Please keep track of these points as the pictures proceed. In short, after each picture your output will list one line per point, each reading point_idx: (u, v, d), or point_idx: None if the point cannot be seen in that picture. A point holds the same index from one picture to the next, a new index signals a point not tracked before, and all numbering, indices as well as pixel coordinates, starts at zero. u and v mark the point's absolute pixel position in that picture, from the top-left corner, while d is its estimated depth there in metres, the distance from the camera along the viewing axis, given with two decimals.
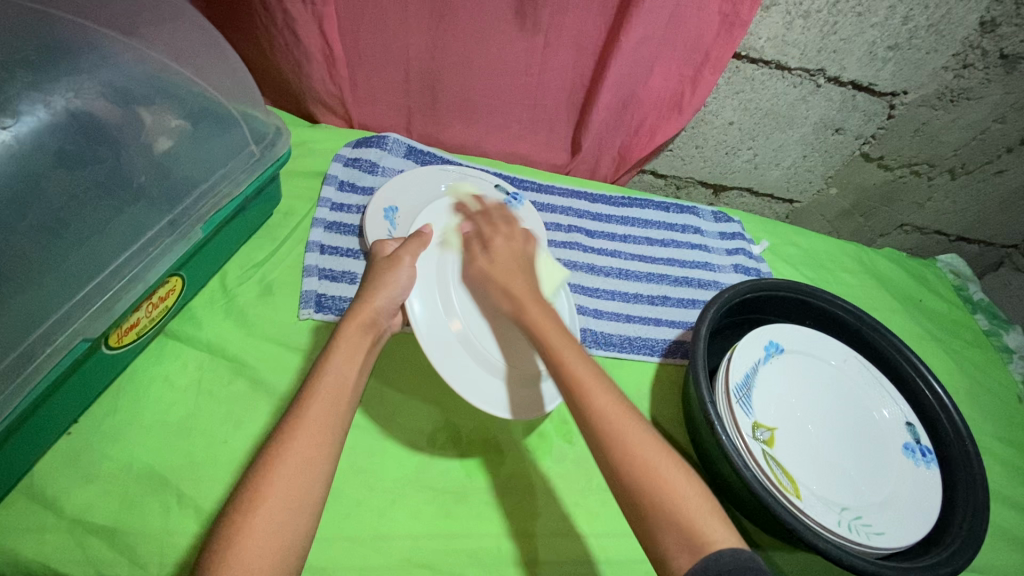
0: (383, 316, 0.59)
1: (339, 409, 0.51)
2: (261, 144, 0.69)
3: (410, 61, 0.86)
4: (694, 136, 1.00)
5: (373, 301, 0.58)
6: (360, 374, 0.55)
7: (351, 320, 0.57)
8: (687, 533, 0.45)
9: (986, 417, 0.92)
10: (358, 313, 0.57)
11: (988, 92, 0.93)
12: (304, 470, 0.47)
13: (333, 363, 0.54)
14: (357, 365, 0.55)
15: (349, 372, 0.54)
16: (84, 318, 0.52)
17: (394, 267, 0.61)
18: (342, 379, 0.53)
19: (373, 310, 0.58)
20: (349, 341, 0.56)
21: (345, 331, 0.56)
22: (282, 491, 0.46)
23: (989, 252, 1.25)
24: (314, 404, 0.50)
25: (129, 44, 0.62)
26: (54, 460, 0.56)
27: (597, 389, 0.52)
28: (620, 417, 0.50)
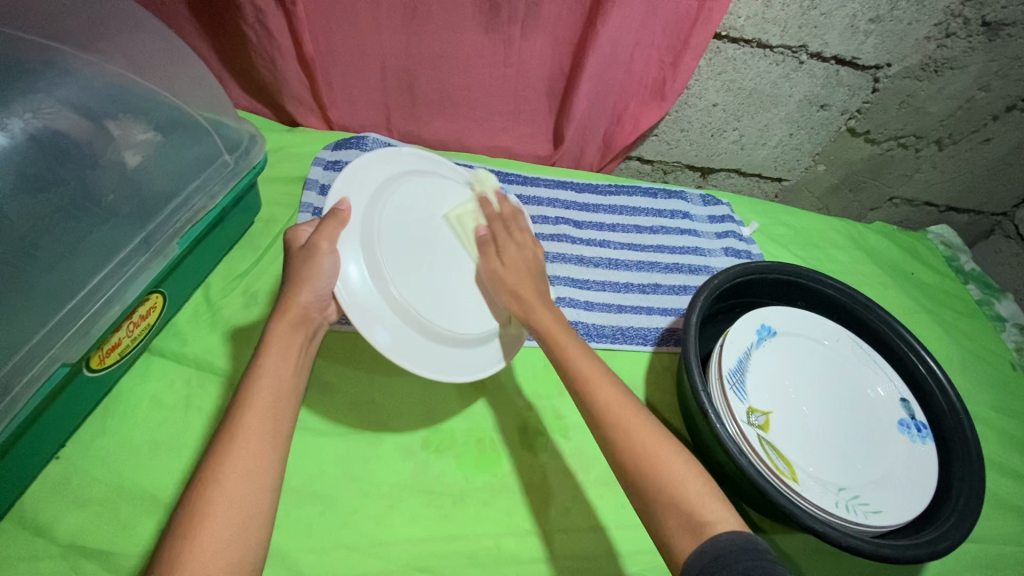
0: (313, 311, 0.56)
1: (278, 416, 0.50)
2: (235, 153, 0.68)
3: (386, 59, 0.84)
4: (678, 120, 0.99)
5: (297, 297, 0.55)
6: (297, 375, 0.53)
7: (282, 319, 0.55)
8: (686, 513, 0.44)
9: (980, 387, 0.92)
10: (285, 312, 0.55)
11: (972, 61, 0.92)
12: (249, 480, 0.46)
13: (265, 368, 0.52)
14: (292, 361, 0.54)
15: (285, 372, 0.52)
16: (61, 342, 0.51)
17: (312, 255, 0.55)
18: (280, 382, 0.52)
19: (302, 309, 0.55)
20: (281, 341, 0.54)
21: (275, 329, 0.54)
22: (228, 505, 0.44)
23: (980, 220, 1.24)
24: (250, 413, 0.49)
25: (87, 59, 0.62)
26: (43, 486, 0.55)
27: (602, 382, 0.53)
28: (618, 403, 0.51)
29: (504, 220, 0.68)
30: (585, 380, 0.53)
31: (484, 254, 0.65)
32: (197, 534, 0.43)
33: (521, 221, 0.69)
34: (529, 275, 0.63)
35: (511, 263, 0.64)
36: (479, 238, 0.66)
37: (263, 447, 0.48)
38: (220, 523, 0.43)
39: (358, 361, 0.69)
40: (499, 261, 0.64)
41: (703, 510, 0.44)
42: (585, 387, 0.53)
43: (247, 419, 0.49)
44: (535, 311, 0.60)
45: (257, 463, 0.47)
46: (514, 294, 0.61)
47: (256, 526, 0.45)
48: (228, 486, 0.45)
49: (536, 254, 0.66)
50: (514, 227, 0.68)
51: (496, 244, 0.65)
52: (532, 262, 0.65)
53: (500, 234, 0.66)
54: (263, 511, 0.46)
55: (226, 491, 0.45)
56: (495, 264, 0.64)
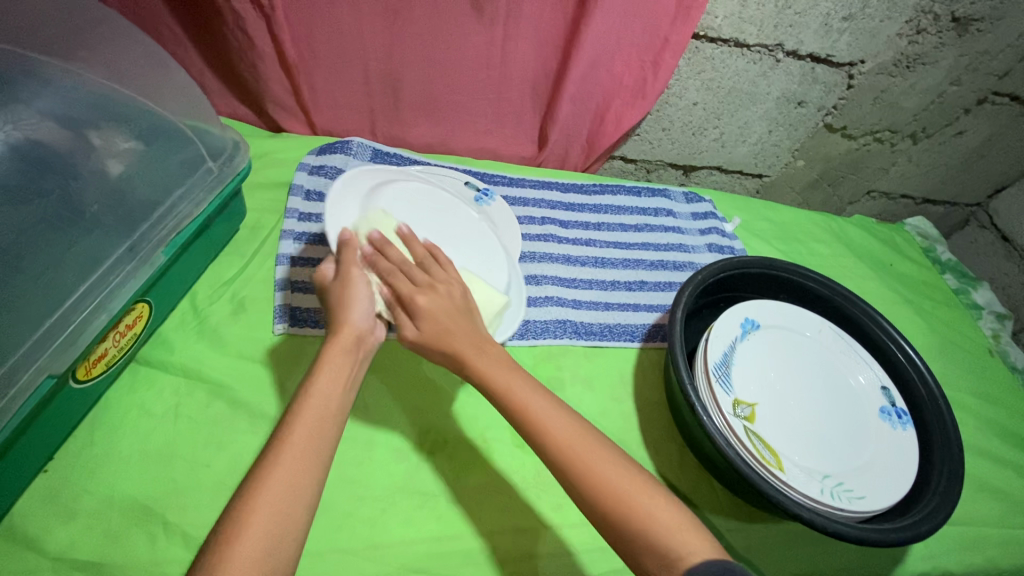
0: (364, 333, 0.55)
1: (324, 438, 0.49)
2: (218, 160, 0.67)
3: (369, 63, 0.84)
4: (660, 119, 1.00)
5: (346, 322, 0.54)
6: (347, 396, 0.53)
7: (334, 344, 0.54)
8: (664, 548, 0.46)
9: (959, 373, 0.95)
10: (340, 336, 0.54)
11: (943, 56, 0.94)
12: (292, 500, 0.45)
13: (319, 386, 0.51)
14: (339, 384, 0.52)
15: (333, 394, 0.51)
16: (47, 354, 0.51)
17: (347, 284, 0.55)
18: (327, 401, 0.51)
19: (354, 331, 0.54)
20: (332, 364, 0.53)
21: (326, 355, 0.53)
22: (265, 522, 0.43)
23: (955, 212, 1.28)
24: (297, 425, 0.49)
25: (67, 69, 0.63)
26: (31, 501, 0.54)
27: (551, 422, 0.52)
28: (570, 436, 0.51)
29: (400, 268, 0.56)
30: (529, 419, 0.52)
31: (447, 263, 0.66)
32: (237, 543, 0.42)
33: (425, 256, 0.59)
34: (456, 313, 0.55)
35: (429, 321, 0.54)
36: (388, 300, 0.56)
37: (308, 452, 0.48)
38: (262, 536, 0.43)
39: None
40: (412, 319, 0.54)
41: (677, 544, 0.46)
42: (536, 428, 0.52)
43: (295, 420, 0.49)
44: (470, 360, 0.54)
45: (301, 473, 0.46)
46: (448, 352, 0.54)
47: (291, 536, 0.44)
48: (265, 496, 0.45)
49: (456, 288, 0.57)
50: (420, 273, 0.56)
51: (403, 303, 0.55)
52: (455, 305, 0.56)
53: (400, 285, 0.55)
54: (299, 532, 0.45)
55: (264, 500, 0.44)
56: (405, 324, 0.54)
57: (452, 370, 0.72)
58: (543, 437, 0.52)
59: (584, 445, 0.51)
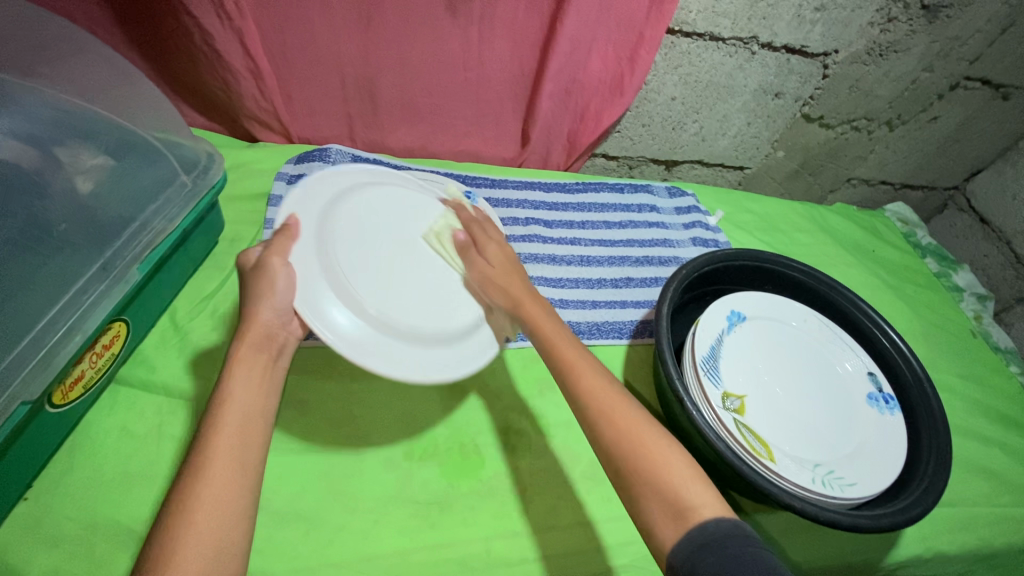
0: (275, 329, 0.55)
1: (246, 444, 0.47)
2: (192, 173, 0.66)
3: (344, 70, 0.83)
4: (640, 116, 1.00)
5: (258, 317, 0.53)
6: (265, 395, 0.51)
7: (245, 342, 0.52)
8: (673, 498, 0.45)
9: (942, 355, 0.96)
10: (246, 333, 0.53)
11: (914, 44, 0.96)
12: (220, 515, 0.43)
13: (231, 390, 0.49)
14: (258, 387, 0.51)
15: (252, 395, 0.50)
16: (21, 378, 0.49)
17: (264, 274, 0.55)
18: (246, 404, 0.49)
19: (263, 327, 0.54)
20: (243, 362, 0.51)
21: (235, 353, 0.52)
22: (197, 543, 0.41)
23: (933, 196, 1.30)
24: (219, 432, 0.47)
25: (26, 85, 0.61)
26: (9, 532, 0.52)
27: (588, 374, 0.53)
28: (614, 399, 0.51)
29: (477, 222, 0.70)
30: (569, 367, 0.54)
31: (468, 257, 0.66)
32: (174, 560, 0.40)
33: (490, 224, 0.71)
34: (511, 267, 0.65)
35: (496, 259, 0.65)
36: (459, 244, 0.67)
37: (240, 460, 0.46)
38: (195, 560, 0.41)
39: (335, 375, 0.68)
40: (479, 260, 0.65)
41: (690, 498, 0.45)
42: (570, 372, 0.53)
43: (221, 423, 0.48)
44: (529, 309, 0.59)
45: (226, 484, 0.44)
46: (510, 295, 0.61)
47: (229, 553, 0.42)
48: (195, 506, 0.43)
49: (509, 248, 0.68)
50: (489, 231, 0.69)
51: (478, 245, 0.67)
52: (512, 257, 0.66)
53: (479, 232, 0.68)
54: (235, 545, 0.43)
55: (196, 512, 0.43)
56: (479, 263, 0.65)
57: None
58: (580, 392, 0.52)
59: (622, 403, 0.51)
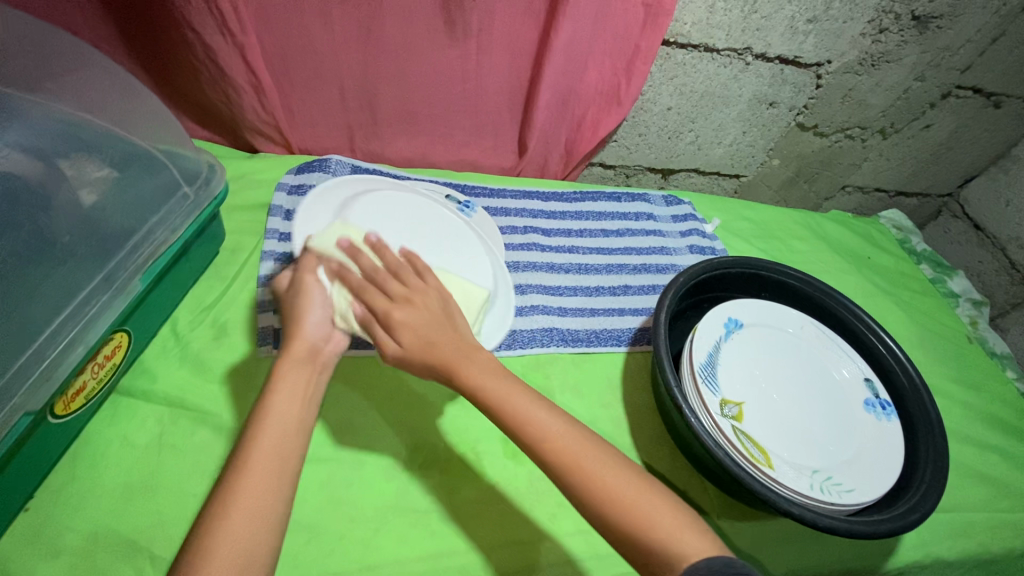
0: (318, 343, 0.56)
1: (285, 459, 0.50)
2: (194, 184, 0.67)
3: (344, 82, 0.84)
4: (636, 125, 1.01)
5: (301, 333, 0.55)
6: (305, 409, 0.53)
7: (288, 358, 0.54)
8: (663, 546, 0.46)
9: (939, 360, 0.97)
10: (291, 348, 0.55)
11: (905, 54, 0.97)
12: (258, 524, 0.46)
13: (275, 404, 0.52)
14: (300, 398, 0.53)
15: (292, 410, 0.52)
16: (24, 391, 0.50)
17: (303, 291, 0.57)
18: (287, 418, 0.51)
19: (306, 344, 0.56)
20: (288, 377, 0.53)
21: (280, 368, 0.54)
22: (230, 548, 0.44)
23: (928, 203, 1.31)
24: (261, 444, 0.49)
25: (33, 100, 0.63)
26: (11, 542, 0.52)
27: (560, 433, 0.52)
28: (565, 441, 0.51)
29: (374, 279, 0.56)
30: (539, 437, 0.52)
31: (377, 335, 0.54)
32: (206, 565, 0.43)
33: (399, 265, 0.57)
34: (441, 319, 0.55)
35: (407, 335, 0.53)
36: (361, 318, 0.55)
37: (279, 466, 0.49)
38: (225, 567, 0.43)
39: (335, 384, 0.69)
40: (390, 338, 0.53)
41: (680, 546, 0.46)
42: (536, 439, 0.52)
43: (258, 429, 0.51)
44: (462, 371, 0.53)
45: (264, 493, 0.47)
46: (439, 364, 0.53)
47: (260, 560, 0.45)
48: (234, 516, 0.45)
49: (433, 295, 0.56)
50: (393, 286, 0.55)
51: (381, 319, 0.54)
52: (437, 308, 0.56)
53: (375, 298, 0.55)
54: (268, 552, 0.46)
55: (234, 520, 0.45)
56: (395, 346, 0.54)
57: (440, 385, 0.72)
58: (555, 455, 0.51)
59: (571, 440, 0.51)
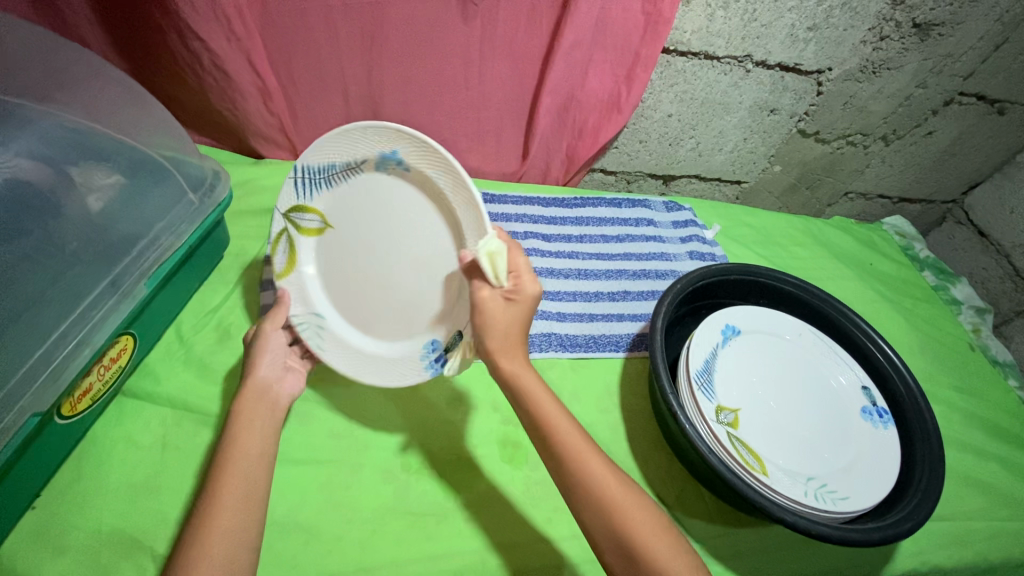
0: (273, 382, 0.60)
1: (255, 477, 0.51)
2: (199, 191, 0.69)
3: (348, 90, 0.86)
4: (637, 132, 1.02)
5: (255, 374, 0.59)
6: (264, 443, 0.54)
7: (244, 397, 0.57)
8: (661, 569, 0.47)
9: (940, 367, 0.96)
10: (246, 387, 0.58)
11: (906, 61, 0.97)
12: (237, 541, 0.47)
13: (238, 441, 0.53)
14: (256, 432, 0.54)
15: (250, 443, 0.53)
16: (31, 393, 0.51)
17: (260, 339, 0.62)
18: (250, 448, 0.53)
19: (262, 382, 0.58)
20: (246, 416, 0.55)
21: (239, 408, 0.56)
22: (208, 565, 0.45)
23: (932, 209, 1.31)
24: (230, 469, 0.51)
25: (43, 109, 0.64)
26: (18, 539, 0.54)
27: (570, 434, 0.53)
28: (587, 452, 0.52)
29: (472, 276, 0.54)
30: (547, 427, 0.53)
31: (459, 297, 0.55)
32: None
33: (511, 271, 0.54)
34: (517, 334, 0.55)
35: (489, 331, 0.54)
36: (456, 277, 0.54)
37: (251, 479, 0.51)
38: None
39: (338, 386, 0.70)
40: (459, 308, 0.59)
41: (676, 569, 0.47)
42: (550, 431, 0.53)
43: (240, 430, 0.54)
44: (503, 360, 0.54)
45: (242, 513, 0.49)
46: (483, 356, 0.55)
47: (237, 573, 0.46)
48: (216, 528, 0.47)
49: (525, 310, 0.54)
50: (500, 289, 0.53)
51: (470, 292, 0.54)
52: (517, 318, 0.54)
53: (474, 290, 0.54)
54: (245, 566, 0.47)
55: (211, 538, 0.47)
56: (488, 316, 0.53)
57: (438, 389, 0.73)
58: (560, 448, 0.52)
59: (613, 474, 0.52)
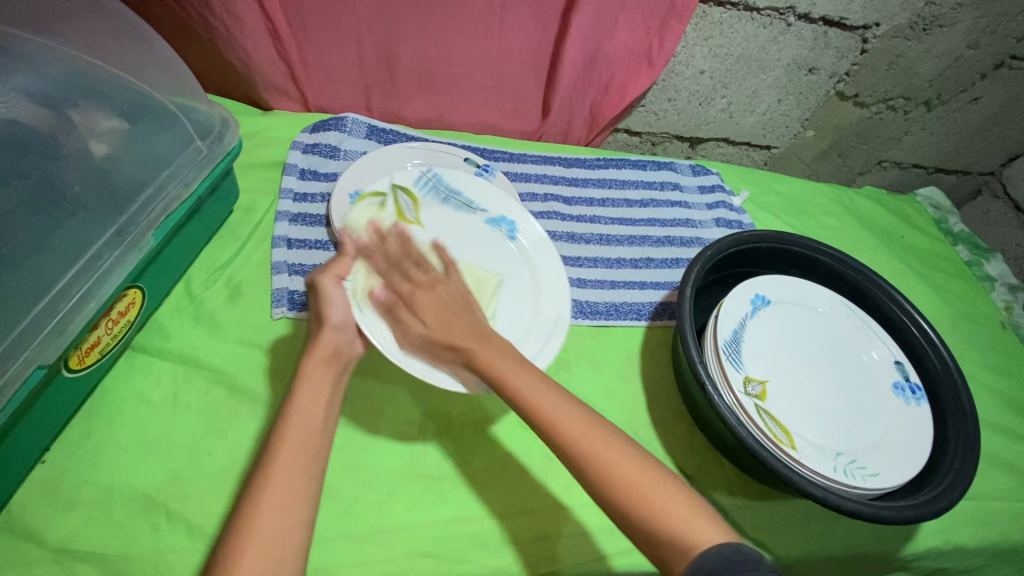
0: (343, 344, 0.57)
1: (315, 448, 0.50)
2: (207, 139, 0.65)
3: (362, 36, 0.80)
4: (666, 89, 0.96)
5: (323, 335, 0.56)
6: (331, 407, 0.53)
7: (313, 356, 0.55)
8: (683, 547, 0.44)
9: (970, 345, 0.93)
10: (315, 348, 0.55)
11: (960, 18, 0.91)
12: (289, 512, 0.45)
13: (300, 402, 0.52)
14: (325, 397, 0.53)
15: (316, 411, 0.52)
16: (36, 343, 0.49)
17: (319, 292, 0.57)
18: (311, 416, 0.51)
19: (329, 344, 0.56)
20: (314, 380, 0.53)
21: (307, 368, 0.54)
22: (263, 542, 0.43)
23: (968, 182, 1.25)
24: (285, 441, 0.49)
25: (42, 44, 0.61)
26: (29, 492, 0.53)
27: (584, 428, 0.50)
28: (630, 464, 0.49)
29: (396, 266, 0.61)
30: (555, 426, 0.51)
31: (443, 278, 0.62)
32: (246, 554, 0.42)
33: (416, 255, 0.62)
34: (452, 305, 0.59)
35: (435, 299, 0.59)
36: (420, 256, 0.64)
37: (308, 446, 0.49)
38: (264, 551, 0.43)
39: None
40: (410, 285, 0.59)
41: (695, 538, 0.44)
42: (553, 430, 0.51)
43: (304, 397, 0.52)
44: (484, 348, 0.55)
45: (298, 485, 0.47)
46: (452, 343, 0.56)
47: (296, 545, 0.44)
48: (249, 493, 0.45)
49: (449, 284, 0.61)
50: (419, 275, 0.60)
51: (403, 301, 0.58)
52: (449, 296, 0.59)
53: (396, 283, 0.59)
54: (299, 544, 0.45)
55: (262, 515, 0.44)
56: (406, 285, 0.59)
57: None
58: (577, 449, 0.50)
59: (639, 471, 0.48)
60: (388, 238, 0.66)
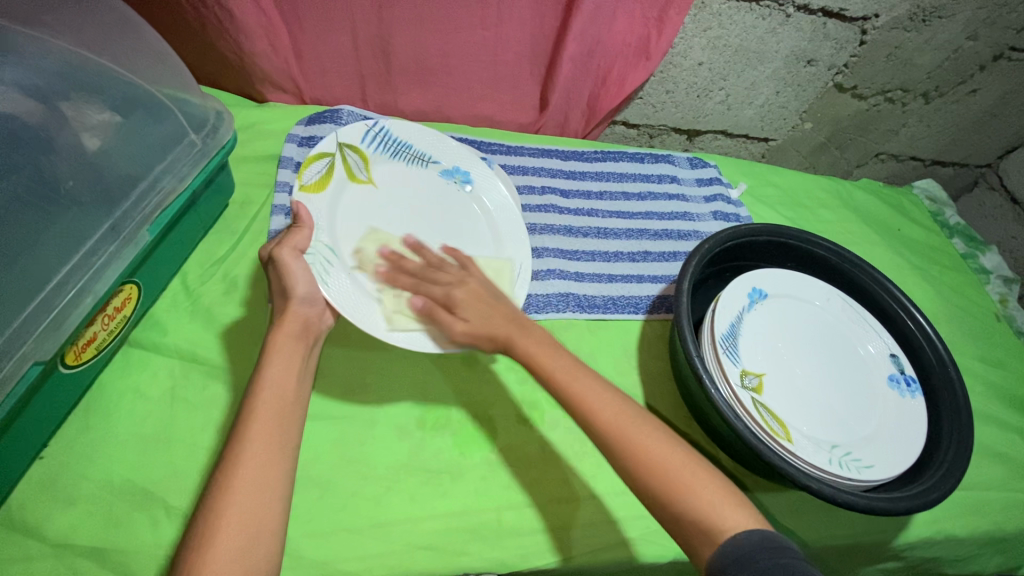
0: (312, 318, 0.57)
1: (286, 419, 0.50)
2: (201, 132, 0.64)
3: (357, 27, 0.79)
4: (664, 81, 0.96)
5: (289, 310, 0.56)
6: (301, 382, 0.53)
7: (283, 330, 0.54)
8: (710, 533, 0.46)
9: (964, 338, 0.94)
10: (285, 322, 0.55)
11: (960, 9, 0.90)
12: (266, 491, 0.46)
13: (270, 374, 0.52)
14: (295, 370, 0.53)
15: (287, 381, 0.52)
16: (31, 340, 0.49)
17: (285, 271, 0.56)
18: (283, 389, 0.51)
19: (299, 319, 0.56)
20: (282, 351, 0.53)
21: (275, 341, 0.54)
22: (237, 517, 0.44)
23: (964, 173, 1.25)
24: (258, 417, 0.49)
25: (31, 35, 0.59)
26: (28, 487, 0.53)
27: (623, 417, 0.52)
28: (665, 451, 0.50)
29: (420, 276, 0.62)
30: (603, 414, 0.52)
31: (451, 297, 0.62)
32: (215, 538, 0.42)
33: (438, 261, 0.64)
34: (487, 299, 0.60)
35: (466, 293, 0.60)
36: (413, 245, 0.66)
37: (280, 423, 0.49)
38: (235, 530, 0.43)
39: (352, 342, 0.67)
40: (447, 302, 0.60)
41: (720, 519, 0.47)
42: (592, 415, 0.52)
43: (274, 367, 0.52)
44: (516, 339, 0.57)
45: (269, 463, 0.47)
46: (495, 338, 0.58)
47: (268, 528, 0.45)
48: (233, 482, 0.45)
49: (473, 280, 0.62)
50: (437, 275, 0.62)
51: (442, 305, 0.60)
52: (485, 290, 0.61)
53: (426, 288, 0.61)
54: (275, 519, 0.45)
55: (237, 494, 0.45)
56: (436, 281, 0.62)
57: None
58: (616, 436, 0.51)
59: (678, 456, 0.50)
60: (342, 197, 0.67)
